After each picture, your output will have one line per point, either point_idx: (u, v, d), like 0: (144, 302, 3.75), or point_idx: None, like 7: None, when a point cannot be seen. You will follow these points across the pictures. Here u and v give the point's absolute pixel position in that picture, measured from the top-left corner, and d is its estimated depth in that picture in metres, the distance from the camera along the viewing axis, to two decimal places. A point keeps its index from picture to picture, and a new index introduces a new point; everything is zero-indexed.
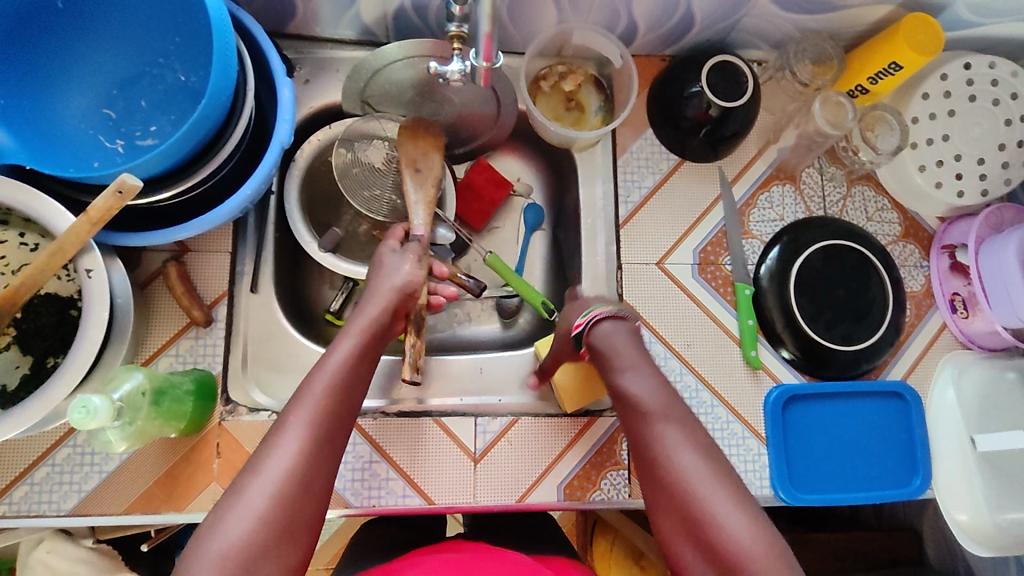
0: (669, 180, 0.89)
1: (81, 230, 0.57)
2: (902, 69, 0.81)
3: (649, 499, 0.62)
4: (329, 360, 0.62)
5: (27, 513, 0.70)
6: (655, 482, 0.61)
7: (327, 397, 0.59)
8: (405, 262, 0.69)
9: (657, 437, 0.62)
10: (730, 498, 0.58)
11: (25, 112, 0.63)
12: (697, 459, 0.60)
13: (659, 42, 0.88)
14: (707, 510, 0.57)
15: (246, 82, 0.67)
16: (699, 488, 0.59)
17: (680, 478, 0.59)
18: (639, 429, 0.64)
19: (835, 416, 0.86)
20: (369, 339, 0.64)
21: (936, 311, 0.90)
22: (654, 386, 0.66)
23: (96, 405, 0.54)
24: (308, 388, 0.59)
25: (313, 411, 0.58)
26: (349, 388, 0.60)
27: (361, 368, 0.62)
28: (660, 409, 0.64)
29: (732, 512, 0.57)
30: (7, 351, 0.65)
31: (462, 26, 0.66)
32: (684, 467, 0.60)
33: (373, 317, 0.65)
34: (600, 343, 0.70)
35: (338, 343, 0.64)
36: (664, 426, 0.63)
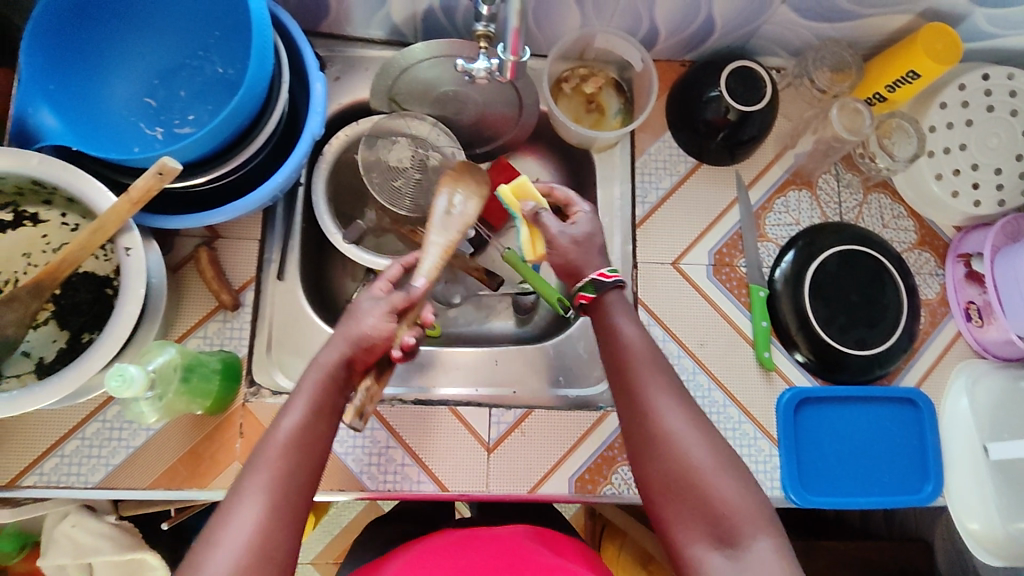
0: (685, 182, 0.91)
1: (121, 210, 0.59)
2: (920, 77, 0.82)
3: (634, 451, 0.59)
4: (282, 420, 0.56)
5: (57, 484, 0.73)
6: (642, 436, 0.58)
7: (283, 458, 0.53)
8: (379, 310, 0.61)
9: (647, 391, 0.59)
10: (722, 459, 0.56)
11: (73, 97, 0.67)
12: (686, 415, 0.58)
13: (679, 47, 0.90)
14: (699, 466, 0.55)
15: (280, 76, 0.70)
16: (695, 455, 0.56)
17: (671, 434, 0.57)
18: (625, 381, 0.61)
19: (847, 420, 0.86)
20: (327, 395, 0.58)
21: (951, 319, 0.91)
22: (643, 338, 0.62)
23: (131, 374, 0.57)
24: (260, 455, 0.53)
25: (269, 476, 0.52)
26: (306, 448, 0.55)
27: (321, 423, 0.57)
28: (649, 362, 0.61)
29: (724, 472, 0.55)
30: (45, 325, 0.68)
31: (489, 26, 0.68)
32: (679, 435, 0.57)
33: (328, 368, 0.58)
34: (608, 302, 0.65)
35: (293, 399, 0.58)
36: (653, 380, 0.60)
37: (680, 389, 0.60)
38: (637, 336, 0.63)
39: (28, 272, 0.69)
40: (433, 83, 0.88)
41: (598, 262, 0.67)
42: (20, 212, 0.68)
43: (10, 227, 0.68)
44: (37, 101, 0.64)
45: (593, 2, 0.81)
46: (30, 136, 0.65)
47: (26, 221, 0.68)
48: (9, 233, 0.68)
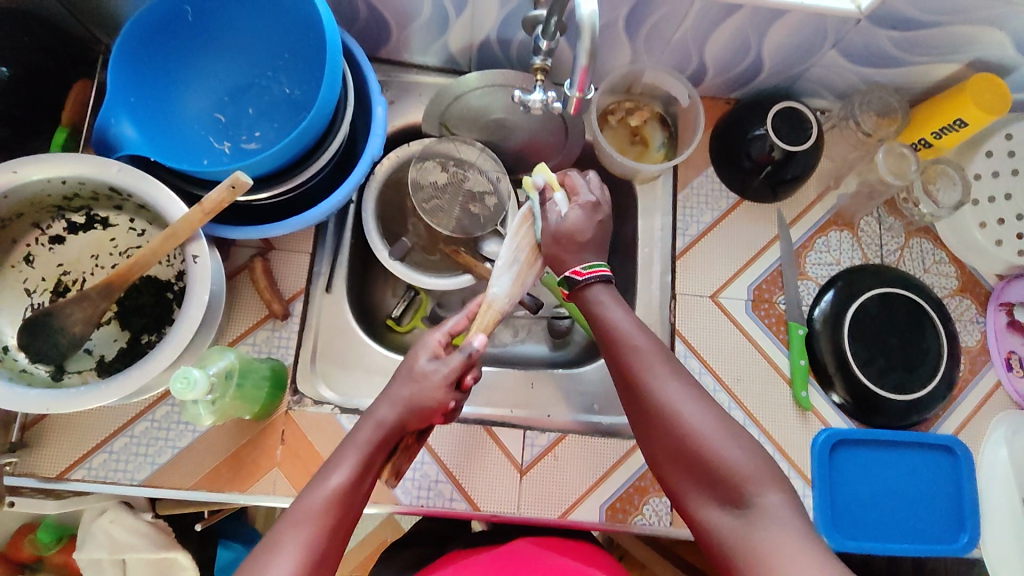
0: (727, 217, 0.92)
1: (194, 219, 0.62)
2: (967, 126, 0.83)
3: (645, 427, 0.62)
4: (328, 474, 0.60)
5: (104, 479, 0.75)
6: (644, 413, 0.62)
7: (327, 511, 0.57)
8: (438, 377, 0.65)
9: (644, 370, 0.62)
10: (723, 423, 0.59)
11: (150, 110, 0.70)
12: (682, 386, 0.61)
13: (725, 85, 0.91)
14: (699, 434, 0.58)
15: (345, 100, 0.73)
16: (699, 427, 0.58)
17: (669, 407, 0.60)
18: (623, 362, 0.64)
19: (882, 464, 0.85)
20: (371, 456, 0.62)
21: (991, 368, 0.90)
22: (632, 322, 0.65)
23: (195, 378, 0.60)
24: (304, 505, 0.57)
25: (313, 529, 0.56)
26: (349, 504, 0.59)
27: (363, 483, 0.61)
28: (642, 345, 0.64)
29: (724, 436, 0.58)
30: (108, 325, 0.71)
31: (546, 59, 0.71)
32: (680, 410, 0.59)
33: (386, 425, 0.64)
34: (597, 296, 0.68)
35: (341, 453, 0.62)
36: (647, 358, 0.63)
37: (677, 367, 0.63)
38: (627, 320, 0.65)
39: (94, 273, 0.71)
40: (483, 111, 0.92)
41: (584, 258, 0.70)
42: (92, 216, 0.71)
43: (81, 229, 0.71)
44: (120, 112, 0.67)
45: (645, 40, 0.83)
46: (110, 145, 0.67)
47: (97, 225, 0.71)
48: (80, 235, 0.71)
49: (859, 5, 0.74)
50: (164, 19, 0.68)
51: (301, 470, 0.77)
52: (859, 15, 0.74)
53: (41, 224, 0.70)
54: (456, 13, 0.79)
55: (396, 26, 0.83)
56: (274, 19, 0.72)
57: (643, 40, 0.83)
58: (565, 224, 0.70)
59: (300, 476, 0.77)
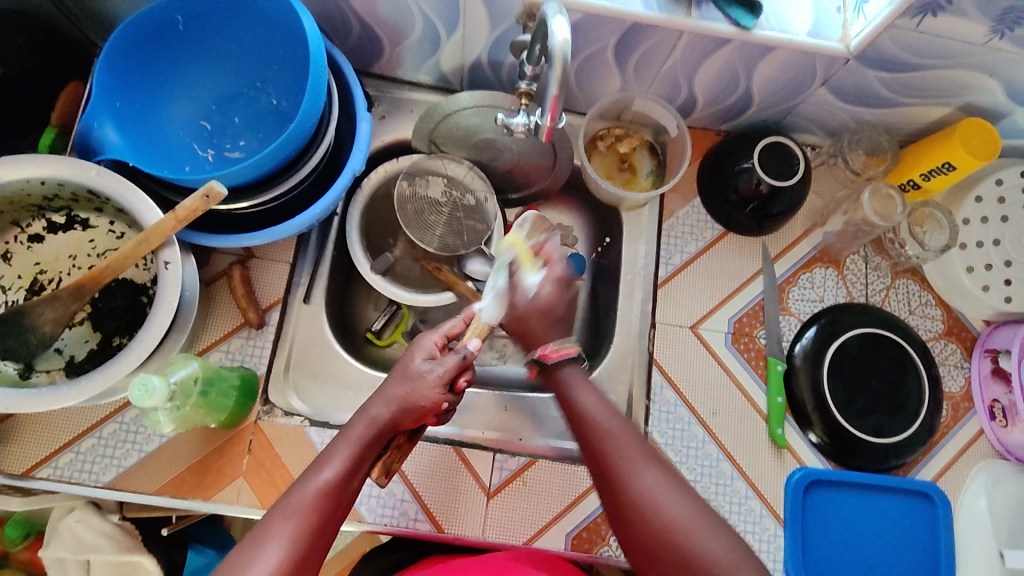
0: (711, 248, 0.92)
1: (167, 225, 0.63)
2: (956, 169, 0.82)
3: (620, 524, 0.61)
4: (320, 468, 0.61)
5: (69, 479, 0.75)
6: (619, 503, 0.61)
7: (314, 508, 0.57)
8: (434, 376, 0.65)
9: (620, 456, 0.62)
10: (700, 513, 0.58)
11: (136, 115, 0.71)
12: (659, 473, 0.61)
13: (716, 117, 0.91)
14: (676, 524, 0.57)
15: (330, 113, 0.74)
16: (679, 520, 0.57)
17: (648, 498, 0.59)
18: (596, 450, 0.64)
19: (858, 507, 0.84)
20: (364, 450, 0.63)
21: (974, 416, 0.89)
22: (605, 409, 0.66)
23: (154, 385, 0.61)
24: (292, 500, 0.58)
25: (300, 523, 0.56)
26: (338, 500, 0.59)
27: (354, 478, 0.61)
28: (617, 431, 0.64)
29: (702, 526, 0.57)
30: (80, 326, 0.71)
31: (531, 85, 0.72)
32: (658, 500, 0.59)
33: (377, 423, 0.64)
34: (567, 376, 0.70)
35: (334, 446, 0.63)
36: (624, 445, 0.63)
37: (652, 455, 0.63)
38: (600, 405, 0.66)
39: (71, 273, 0.72)
40: (473, 131, 0.92)
41: (553, 334, 0.75)
42: (72, 217, 0.71)
43: (61, 229, 0.72)
44: (104, 116, 0.68)
45: (634, 68, 0.83)
46: (91, 149, 0.68)
47: (76, 226, 0.72)
48: (59, 235, 0.72)
49: (848, 45, 0.74)
50: (153, 26, 0.69)
51: (266, 481, 0.77)
52: (847, 55, 0.74)
53: (20, 223, 0.70)
54: (448, 34, 0.80)
55: (389, 44, 0.84)
56: (264, 31, 0.73)
57: (632, 68, 0.83)
58: (542, 298, 0.75)
59: (263, 487, 0.77)
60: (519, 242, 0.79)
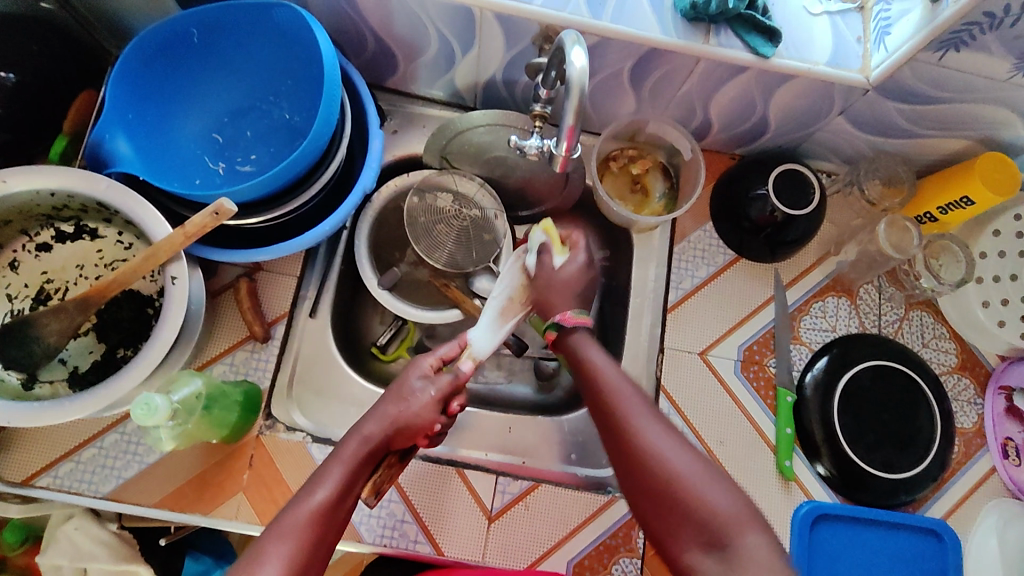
0: (722, 273, 0.91)
1: (176, 241, 0.62)
2: (973, 205, 0.80)
3: (623, 466, 0.62)
4: (313, 488, 0.60)
5: (68, 489, 0.75)
6: (626, 451, 0.61)
7: (309, 529, 0.56)
8: (427, 395, 0.68)
9: (617, 399, 0.64)
10: (701, 466, 0.59)
11: (148, 127, 0.71)
12: (658, 426, 0.62)
13: (731, 141, 0.90)
14: (682, 474, 0.58)
15: (342, 130, 0.74)
16: (684, 473, 0.58)
17: (653, 445, 0.60)
18: (602, 398, 0.65)
19: (865, 543, 0.82)
20: (356, 469, 0.62)
21: (986, 453, 0.87)
22: (608, 362, 0.67)
23: (157, 404, 0.60)
24: (286, 521, 0.56)
25: (295, 544, 0.55)
26: (334, 520, 0.58)
27: (347, 497, 0.60)
28: (621, 384, 0.65)
29: (705, 476, 0.58)
30: (84, 336, 0.71)
31: (545, 108, 0.71)
32: (663, 450, 0.60)
33: (370, 441, 0.64)
34: (577, 339, 0.69)
35: (326, 466, 0.62)
36: (623, 390, 0.64)
37: (658, 411, 0.63)
38: (603, 357, 0.68)
39: (78, 282, 0.72)
40: (485, 148, 0.91)
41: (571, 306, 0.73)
42: (81, 226, 0.71)
43: (69, 239, 0.71)
44: (115, 128, 0.67)
45: (650, 92, 0.82)
46: (102, 161, 0.67)
47: (85, 235, 0.72)
48: (67, 244, 0.71)
49: (867, 75, 0.73)
50: (168, 39, 0.68)
51: (266, 497, 0.76)
52: (866, 85, 0.73)
53: (28, 231, 0.70)
54: (463, 52, 0.80)
55: (403, 59, 0.84)
56: (278, 47, 0.72)
57: (647, 91, 0.82)
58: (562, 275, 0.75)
59: (264, 503, 0.76)
60: (552, 230, 0.76)
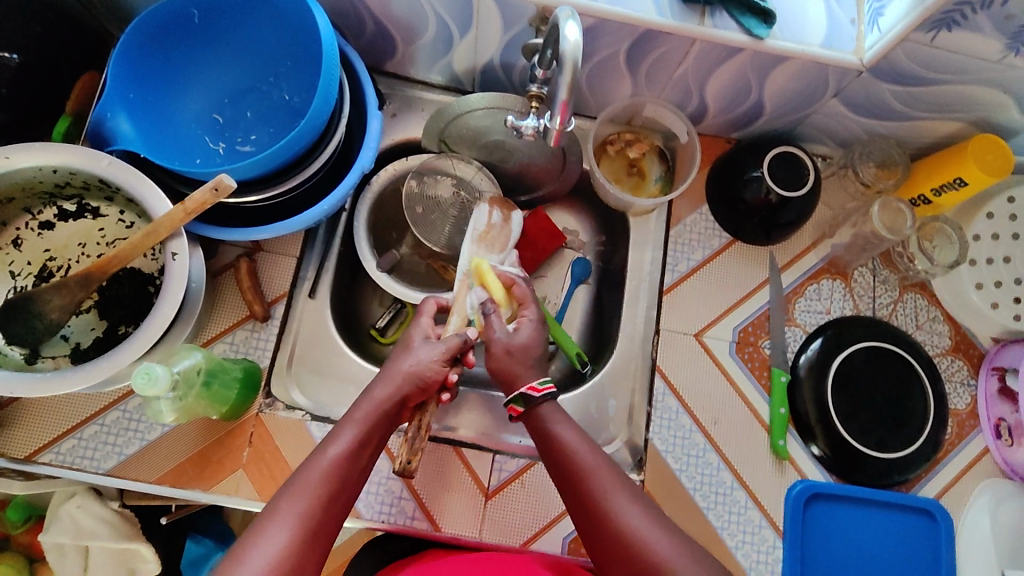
0: (717, 256, 0.91)
1: (175, 217, 0.63)
2: (967, 185, 0.81)
3: (601, 554, 0.61)
4: (328, 447, 0.62)
5: (70, 465, 0.76)
6: (602, 540, 0.61)
7: (322, 485, 0.58)
8: (436, 351, 0.68)
9: (598, 494, 0.62)
10: (684, 549, 0.59)
11: (149, 106, 0.72)
12: (638, 508, 0.61)
13: (726, 125, 0.91)
14: (661, 556, 0.58)
15: (341, 110, 0.74)
16: (664, 555, 0.58)
17: (630, 529, 0.60)
18: (575, 486, 0.64)
19: (859, 522, 0.83)
20: (373, 425, 0.64)
21: (979, 433, 0.88)
22: (582, 442, 0.66)
23: (157, 374, 0.61)
24: (302, 478, 0.58)
25: (307, 501, 0.57)
26: (346, 476, 0.60)
27: (362, 457, 0.63)
28: (595, 467, 0.64)
29: (690, 562, 0.58)
30: (86, 314, 0.72)
31: (542, 88, 0.71)
32: (642, 534, 0.59)
33: (381, 404, 0.65)
34: (544, 412, 0.69)
35: (341, 426, 0.64)
36: (600, 476, 0.63)
37: (635, 493, 0.63)
38: (576, 438, 0.67)
39: (80, 261, 0.72)
40: (484, 132, 0.92)
41: (536, 374, 0.70)
42: (84, 205, 0.72)
43: (72, 217, 0.72)
44: (117, 107, 0.68)
45: (646, 75, 0.83)
46: (105, 138, 0.68)
47: (87, 214, 0.73)
48: (69, 223, 0.72)
49: (861, 57, 0.73)
50: (169, 19, 0.69)
51: (265, 474, 0.77)
52: (860, 67, 0.74)
53: (31, 210, 0.71)
54: (460, 34, 0.80)
55: (402, 42, 0.85)
56: (278, 27, 0.73)
57: (643, 73, 0.83)
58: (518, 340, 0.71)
59: (263, 479, 0.77)
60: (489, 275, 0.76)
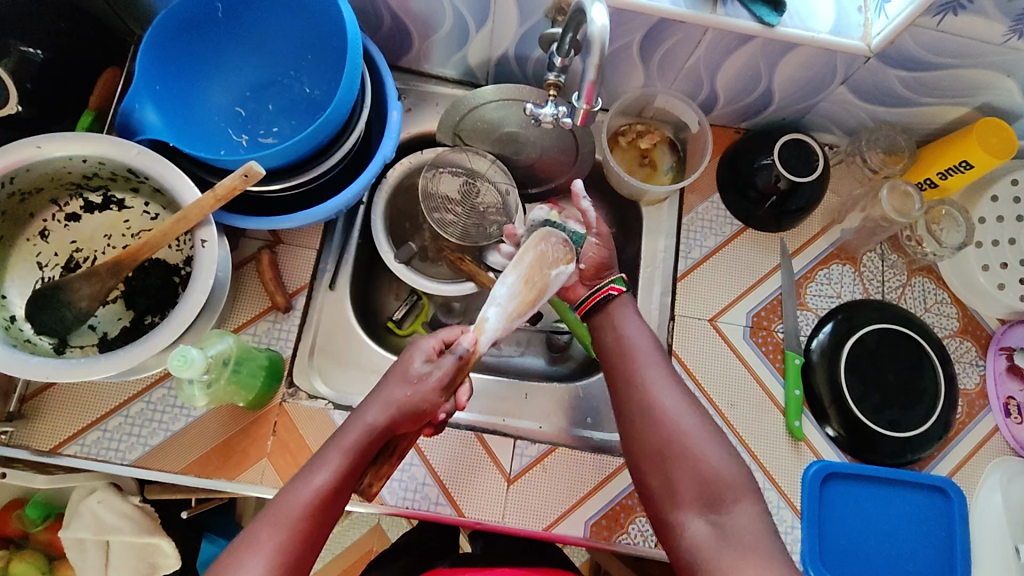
0: (730, 243, 0.93)
1: (206, 204, 0.64)
2: (973, 168, 0.84)
3: (629, 428, 0.67)
4: (312, 473, 0.60)
5: (95, 456, 0.76)
6: (633, 410, 0.67)
7: (303, 518, 0.58)
8: (433, 379, 0.64)
9: (639, 369, 0.69)
10: (704, 426, 0.64)
11: (175, 98, 0.73)
12: (671, 384, 0.67)
13: (735, 115, 0.93)
14: (684, 430, 0.64)
15: (363, 101, 0.75)
16: (687, 429, 0.64)
17: (659, 402, 0.66)
18: (619, 362, 0.71)
19: (875, 500, 0.84)
20: (358, 456, 0.62)
21: (989, 413, 0.89)
22: (634, 325, 0.73)
23: (193, 356, 0.63)
24: (282, 507, 0.58)
25: (285, 533, 0.57)
26: (328, 506, 0.59)
27: (345, 486, 0.62)
28: (639, 344, 0.71)
29: (709, 442, 0.63)
30: (113, 303, 0.73)
31: (560, 76, 0.72)
32: (668, 408, 0.65)
33: (372, 430, 0.63)
34: (612, 306, 0.75)
35: (325, 452, 0.62)
36: (642, 354, 0.70)
37: (673, 373, 0.69)
38: (629, 321, 0.74)
39: (106, 252, 0.74)
40: (497, 124, 0.93)
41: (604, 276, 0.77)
42: (109, 196, 0.73)
43: (97, 209, 0.74)
44: (144, 98, 0.69)
45: (658, 65, 0.85)
46: (132, 129, 0.70)
47: (112, 206, 0.74)
48: (95, 214, 0.74)
49: (868, 43, 0.75)
50: (194, 13, 0.70)
51: (290, 462, 0.78)
52: (868, 53, 0.76)
53: (58, 201, 0.72)
54: (477, 27, 0.82)
55: (418, 37, 0.86)
56: (301, 21, 0.75)
57: (657, 64, 0.84)
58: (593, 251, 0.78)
59: (288, 468, 0.78)
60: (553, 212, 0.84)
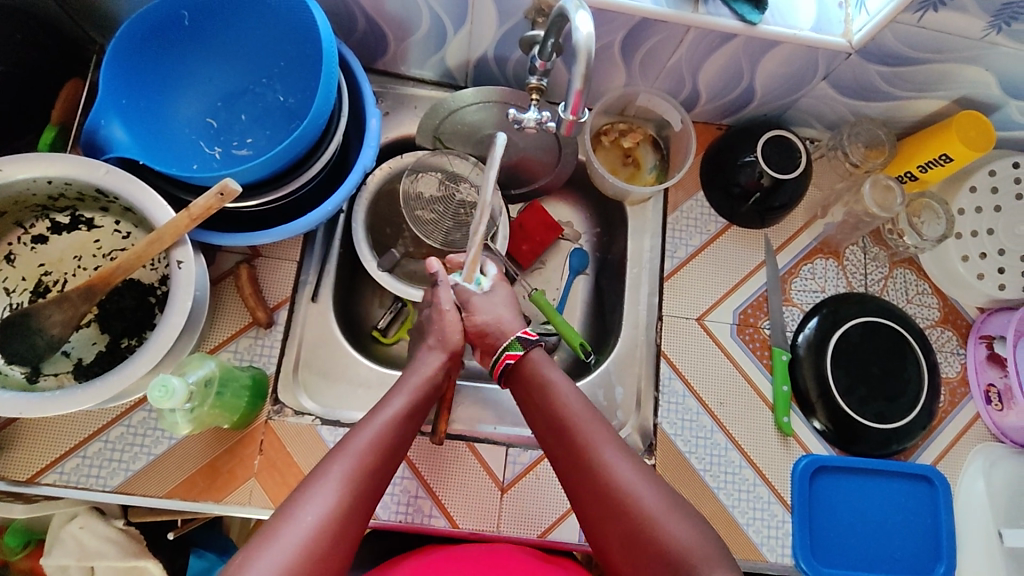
0: (715, 241, 0.93)
1: (180, 224, 0.61)
2: (952, 161, 0.84)
3: (592, 513, 0.64)
4: (382, 409, 0.67)
5: (76, 484, 0.74)
6: (592, 489, 0.64)
7: (374, 444, 0.63)
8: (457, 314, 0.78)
9: (589, 446, 0.66)
10: (669, 503, 0.62)
11: (143, 113, 0.70)
12: (626, 462, 0.65)
13: (718, 111, 0.93)
14: (649, 511, 0.61)
15: (339, 110, 0.73)
16: (651, 511, 0.61)
17: (617, 483, 0.63)
18: (569, 439, 0.68)
19: (862, 492, 0.86)
20: (421, 396, 0.71)
21: (970, 400, 0.91)
22: (576, 397, 0.70)
23: (174, 386, 0.62)
24: (358, 434, 0.63)
25: (363, 454, 0.62)
26: (398, 436, 0.66)
27: (409, 425, 0.68)
28: (587, 419, 0.68)
29: (675, 516, 0.60)
30: (87, 328, 0.70)
31: (542, 79, 0.71)
32: (629, 494, 0.62)
33: (429, 376, 0.73)
34: (533, 363, 0.74)
35: (392, 393, 0.70)
36: (590, 430, 0.67)
37: (628, 451, 0.66)
38: (567, 388, 0.71)
39: (76, 274, 0.71)
40: (478, 127, 0.91)
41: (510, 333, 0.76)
42: (77, 216, 0.70)
43: (65, 229, 0.71)
44: (110, 114, 0.67)
45: (640, 64, 0.84)
46: (99, 146, 0.67)
47: (81, 226, 0.71)
48: (63, 235, 0.71)
49: (850, 39, 0.75)
50: (159, 22, 0.68)
51: (277, 480, 0.76)
52: (849, 49, 0.75)
53: (24, 223, 0.69)
54: (455, 29, 0.80)
55: (394, 39, 0.84)
56: (271, 27, 0.72)
57: (638, 63, 0.83)
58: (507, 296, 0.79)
59: (277, 486, 0.76)
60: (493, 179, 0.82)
